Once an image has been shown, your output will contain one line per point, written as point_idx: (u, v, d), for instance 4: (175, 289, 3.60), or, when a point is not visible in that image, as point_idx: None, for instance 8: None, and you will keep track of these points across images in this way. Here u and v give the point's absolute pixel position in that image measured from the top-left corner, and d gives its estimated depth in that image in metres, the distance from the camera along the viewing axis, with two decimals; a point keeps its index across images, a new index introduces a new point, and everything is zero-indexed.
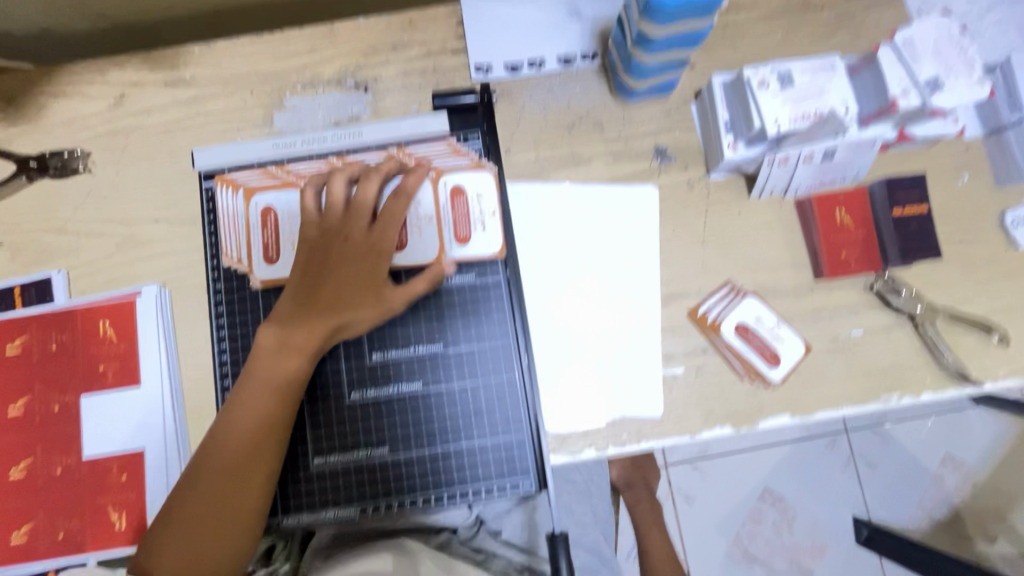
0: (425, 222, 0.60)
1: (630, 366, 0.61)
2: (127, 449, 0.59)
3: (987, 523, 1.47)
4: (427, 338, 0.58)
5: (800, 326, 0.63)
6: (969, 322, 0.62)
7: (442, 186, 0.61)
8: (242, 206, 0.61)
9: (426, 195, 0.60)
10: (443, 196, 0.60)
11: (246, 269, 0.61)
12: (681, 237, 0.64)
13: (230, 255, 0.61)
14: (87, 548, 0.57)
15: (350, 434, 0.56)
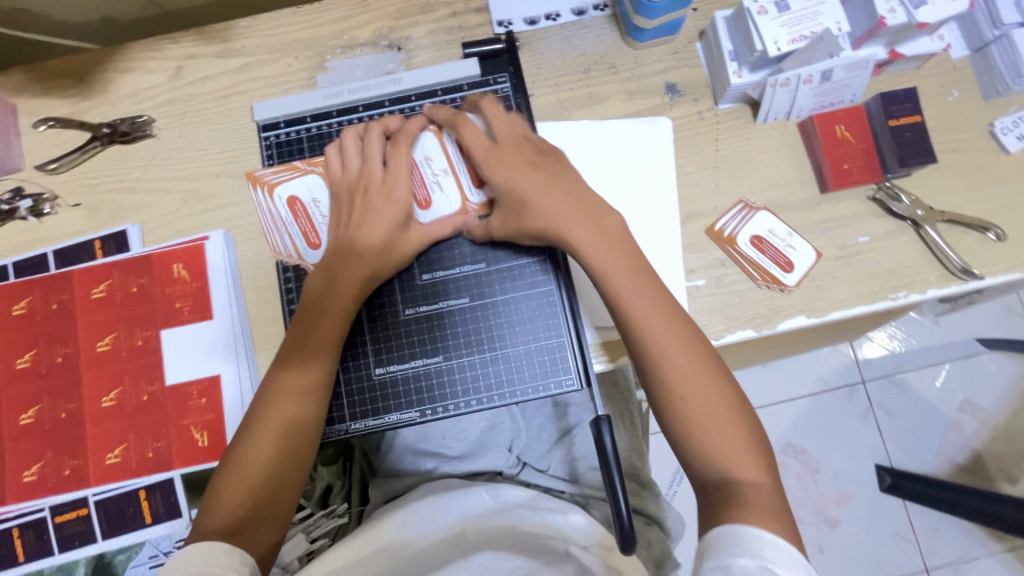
0: (442, 176, 0.64)
1: (655, 279, 0.67)
2: (204, 376, 0.65)
3: (1008, 464, 1.49)
4: (471, 259, 0.63)
5: (810, 236, 0.68)
6: (966, 224, 0.67)
7: (448, 147, 0.65)
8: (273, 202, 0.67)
9: (433, 154, 0.65)
10: (449, 147, 0.65)
11: (296, 259, 0.66)
12: (695, 163, 0.70)
13: (279, 249, 0.66)
14: (175, 465, 0.64)
15: (408, 345, 0.62)
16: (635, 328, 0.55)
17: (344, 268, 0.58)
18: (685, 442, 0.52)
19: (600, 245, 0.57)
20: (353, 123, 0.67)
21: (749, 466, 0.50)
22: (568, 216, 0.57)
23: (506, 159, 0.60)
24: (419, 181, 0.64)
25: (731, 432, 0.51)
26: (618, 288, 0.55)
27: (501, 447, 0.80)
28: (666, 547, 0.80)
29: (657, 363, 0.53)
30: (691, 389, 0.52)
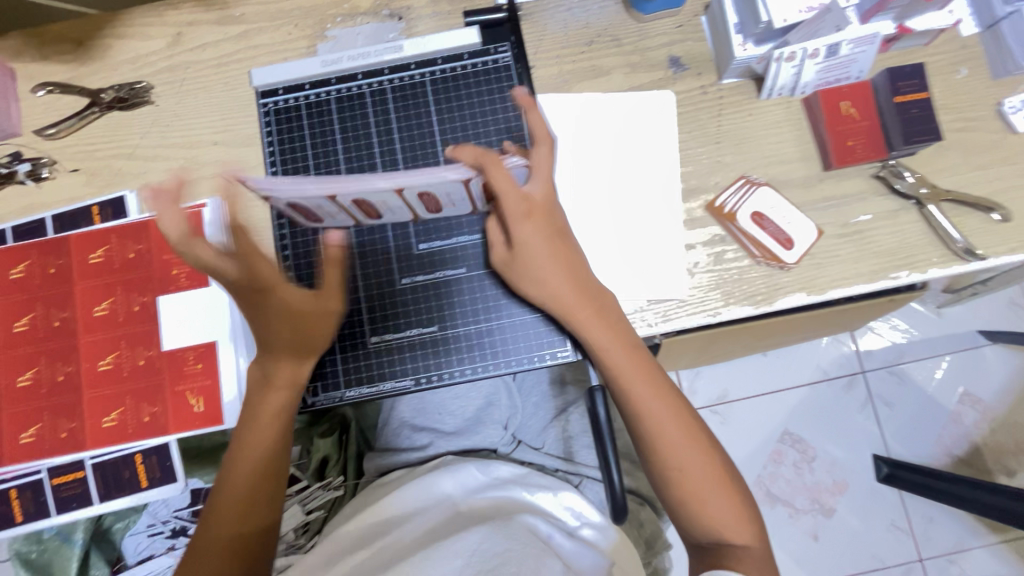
0: (460, 202, 0.57)
1: (653, 255, 0.67)
2: (201, 342, 0.65)
3: (1006, 457, 1.48)
4: (469, 228, 0.63)
5: (812, 213, 0.67)
6: (970, 203, 0.66)
7: (473, 185, 0.53)
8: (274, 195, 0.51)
9: (456, 190, 0.54)
10: (475, 189, 0.55)
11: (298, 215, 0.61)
12: (697, 138, 0.69)
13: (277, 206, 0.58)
14: (170, 430, 0.64)
15: (404, 315, 0.62)
16: (636, 409, 0.56)
17: (303, 328, 0.56)
18: (685, 513, 0.55)
19: (606, 330, 0.56)
20: (351, 91, 0.66)
21: (737, 529, 0.54)
22: (575, 301, 0.57)
23: (536, 216, 0.56)
24: (434, 203, 0.56)
25: (723, 499, 0.54)
26: (621, 369, 0.56)
27: (495, 423, 0.79)
28: (658, 525, 0.79)
29: (659, 452, 0.55)
30: (678, 455, 0.55)
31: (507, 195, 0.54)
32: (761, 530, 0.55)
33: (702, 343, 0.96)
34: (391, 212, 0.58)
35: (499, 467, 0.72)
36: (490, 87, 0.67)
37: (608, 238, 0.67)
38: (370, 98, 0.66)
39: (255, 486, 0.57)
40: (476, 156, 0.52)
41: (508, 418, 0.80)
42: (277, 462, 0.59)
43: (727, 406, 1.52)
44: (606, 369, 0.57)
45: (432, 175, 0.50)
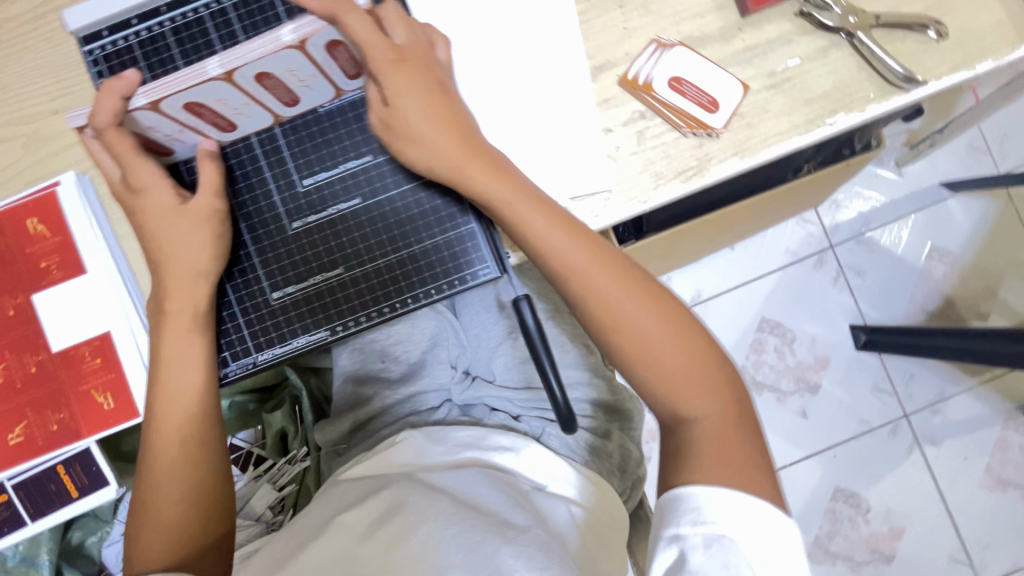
0: (311, 78, 0.49)
1: (571, 147, 0.60)
2: (93, 335, 0.58)
3: (979, 301, 1.48)
4: (355, 153, 0.55)
5: (735, 69, 0.60)
6: (903, 25, 0.60)
7: (314, 49, 0.46)
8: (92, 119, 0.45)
9: (298, 62, 0.46)
10: (320, 53, 0.47)
11: (162, 157, 0.53)
12: (598, 6, 0.61)
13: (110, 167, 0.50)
14: (83, 434, 0.58)
15: (301, 262, 0.55)
16: (576, 277, 0.53)
17: (179, 250, 0.50)
18: (645, 379, 0.54)
19: (519, 197, 0.52)
20: (187, 17, 0.55)
21: (696, 398, 0.53)
22: (470, 164, 0.51)
23: (407, 67, 0.48)
24: (283, 87, 0.49)
25: (681, 354, 0.53)
26: (550, 242, 0.52)
27: (442, 364, 0.72)
28: (627, 449, 0.76)
29: (604, 317, 0.53)
30: (630, 319, 0.53)
31: (365, 47, 0.46)
32: (731, 407, 0.54)
33: (668, 243, 0.93)
34: (242, 116, 0.51)
35: (456, 433, 0.67)
36: None
37: (517, 137, 0.60)
38: (211, 22, 0.55)
39: (193, 444, 0.51)
40: (324, 3, 0.44)
41: (458, 359, 0.73)
42: (205, 413, 0.52)
43: (703, 306, 1.51)
44: (541, 245, 0.53)
45: (264, 43, 0.43)
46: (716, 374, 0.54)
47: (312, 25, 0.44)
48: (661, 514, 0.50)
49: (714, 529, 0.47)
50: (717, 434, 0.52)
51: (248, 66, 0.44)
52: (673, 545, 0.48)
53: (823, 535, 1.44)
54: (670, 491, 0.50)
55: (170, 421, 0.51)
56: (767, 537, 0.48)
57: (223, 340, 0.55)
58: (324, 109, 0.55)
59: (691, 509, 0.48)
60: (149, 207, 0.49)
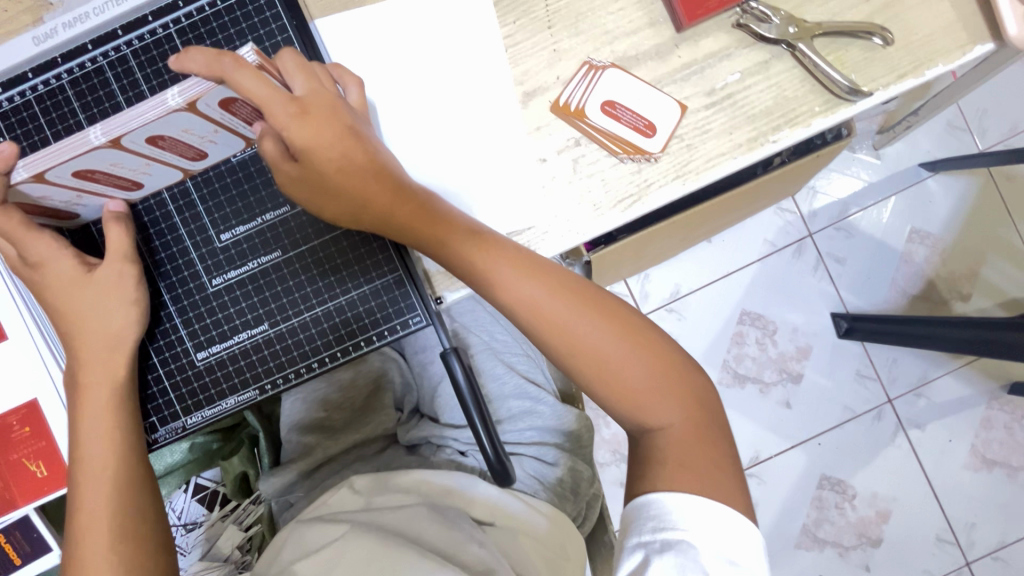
0: (212, 133, 0.47)
1: (506, 178, 0.58)
2: (19, 404, 0.56)
3: (960, 283, 1.45)
4: (272, 204, 0.53)
5: (672, 88, 0.57)
6: (849, 32, 0.57)
7: (207, 108, 0.43)
8: None
9: (191, 121, 0.43)
10: (216, 111, 0.43)
11: (65, 221, 0.50)
12: (525, 28, 0.58)
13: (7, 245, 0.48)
14: (19, 503, 0.57)
15: (225, 320, 0.53)
16: (528, 309, 0.48)
17: (88, 321, 0.48)
18: (610, 398, 0.51)
19: (455, 233, 0.47)
20: (84, 68, 0.52)
21: (660, 409, 0.50)
22: (396, 203, 0.47)
23: (314, 117, 0.43)
24: (183, 145, 0.46)
25: (648, 372, 0.50)
26: (496, 275, 0.47)
27: (387, 409, 0.77)
28: (579, 470, 0.76)
29: (560, 345, 0.49)
30: (592, 346, 0.49)
31: (262, 104, 0.41)
32: (701, 420, 0.51)
33: (636, 250, 0.91)
34: (145, 175, 0.48)
35: (397, 477, 0.67)
36: (251, 26, 0.53)
37: (444, 176, 0.57)
38: (111, 71, 0.52)
39: (118, 516, 0.49)
40: (208, 64, 0.39)
41: (403, 399, 0.80)
42: (129, 482, 0.50)
43: (681, 302, 1.48)
44: (487, 282, 0.48)
45: (147, 108, 0.40)
46: (684, 384, 0.51)
47: (197, 87, 0.40)
48: (628, 517, 0.50)
49: (674, 535, 0.47)
50: (683, 444, 0.50)
51: (134, 133, 0.41)
52: (634, 547, 0.48)
53: (810, 523, 1.41)
54: (637, 496, 0.50)
55: (92, 494, 0.49)
56: (730, 545, 0.47)
57: (150, 405, 0.53)
58: (237, 158, 0.53)
59: (653, 515, 0.48)
60: (53, 280, 0.48)
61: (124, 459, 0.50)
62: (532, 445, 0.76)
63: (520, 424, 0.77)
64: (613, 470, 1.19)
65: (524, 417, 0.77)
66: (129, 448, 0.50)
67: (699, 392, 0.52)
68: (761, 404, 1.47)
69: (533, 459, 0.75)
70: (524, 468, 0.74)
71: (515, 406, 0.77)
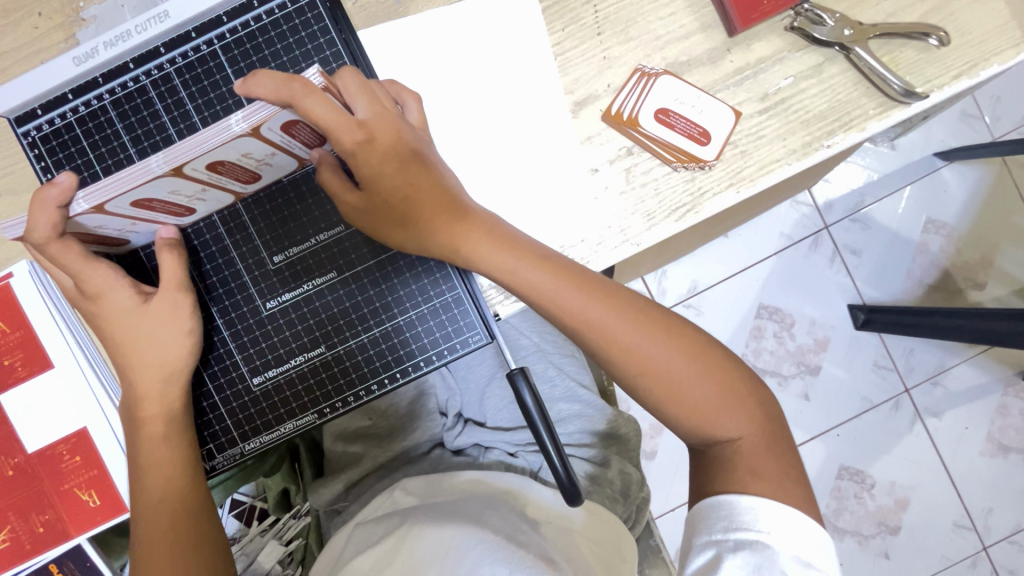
0: (269, 156, 0.46)
1: (559, 190, 0.57)
2: (70, 432, 0.55)
3: (976, 271, 1.41)
4: (326, 224, 0.52)
5: (725, 94, 0.56)
6: (903, 33, 0.56)
7: (268, 132, 0.42)
8: (35, 228, 0.42)
9: (252, 145, 0.43)
10: (277, 134, 0.43)
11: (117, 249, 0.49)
12: (575, 36, 0.56)
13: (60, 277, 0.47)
14: (72, 533, 0.56)
15: (281, 345, 0.52)
16: (592, 329, 0.48)
17: (147, 350, 0.48)
18: (677, 417, 0.49)
19: (517, 255, 0.47)
20: (127, 87, 0.50)
21: (727, 421, 0.49)
22: (456, 226, 0.46)
23: (377, 144, 0.44)
24: (240, 169, 0.45)
25: (715, 390, 0.49)
26: (558, 295, 0.47)
27: (432, 414, 0.76)
28: (628, 473, 0.76)
29: (629, 363, 0.48)
30: (657, 364, 0.48)
31: (327, 129, 0.41)
32: (769, 434, 0.50)
33: (663, 251, 0.88)
34: (199, 200, 0.47)
35: (449, 480, 0.69)
36: (299, 39, 0.51)
37: (496, 191, 0.56)
38: (154, 90, 0.51)
39: (183, 545, 0.48)
40: (276, 88, 0.39)
41: (447, 403, 0.77)
42: (193, 511, 0.49)
43: (699, 298, 1.42)
44: (549, 304, 0.47)
45: (211, 134, 0.39)
46: (751, 398, 0.50)
47: (262, 111, 0.40)
48: (697, 515, 0.50)
49: (749, 534, 0.46)
50: (753, 455, 0.49)
51: (196, 160, 0.40)
52: (705, 545, 0.48)
53: (830, 512, 1.38)
54: (706, 496, 0.50)
55: (156, 524, 0.48)
56: (803, 547, 0.46)
57: (207, 432, 0.52)
58: (288, 178, 0.51)
59: (723, 516, 0.47)
60: (109, 310, 0.47)
61: (187, 487, 0.49)
62: (578, 446, 0.77)
63: (569, 427, 0.77)
64: None
65: (574, 419, 0.78)
66: (191, 476, 0.49)
67: (766, 408, 0.51)
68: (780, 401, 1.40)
69: (580, 459, 0.75)
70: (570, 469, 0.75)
71: (564, 408, 0.78)
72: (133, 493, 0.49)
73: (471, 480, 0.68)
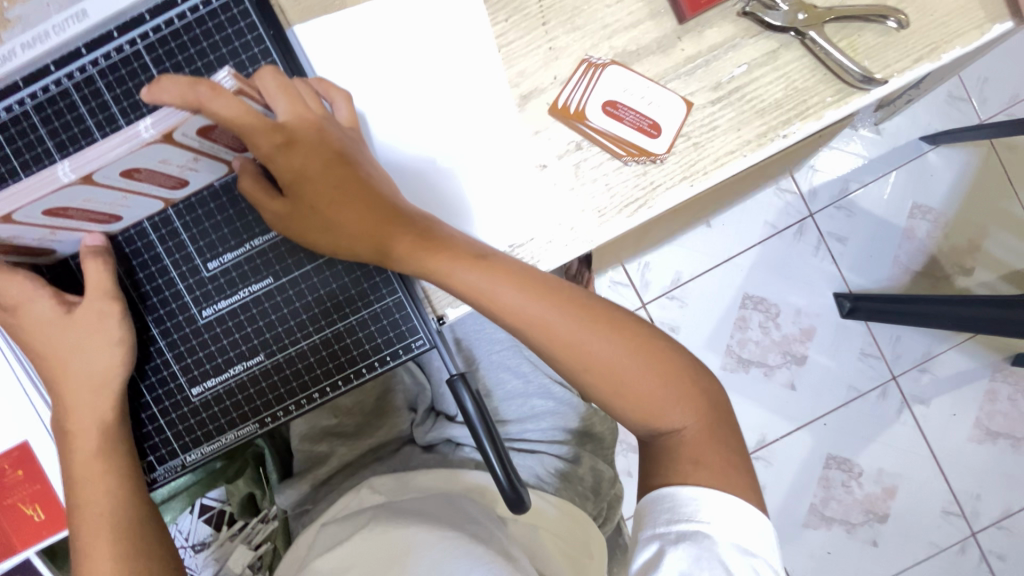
0: (192, 162, 0.44)
1: (507, 187, 0.55)
2: (10, 446, 0.54)
3: (964, 256, 1.38)
4: (261, 228, 0.50)
5: (676, 84, 0.54)
6: (861, 16, 0.53)
7: (184, 138, 0.40)
8: None
9: (169, 152, 0.41)
10: (195, 139, 0.41)
11: (43, 258, 0.48)
12: (519, 26, 0.54)
13: None
14: (19, 548, 0.55)
15: (219, 353, 0.51)
16: (532, 328, 0.47)
17: (73, 363, 0.47)
18: (623, 411, 0.49)
19: (450, 254, 0.46)
20: (49, 91, 0.48)
21: (672, 412, 0.48)
22: (389, 226, 0.46)
23: (299, 145, 0.43)
24: (161, 175, 0.44)
25: (659, 384, 0.48)
26: (494, 295, 0.46)
27: (399, 410, 0.76)
28: (600, 469, 0.76)
29: (573, 360, 0.47)
30: (599, 360, 0.47)
31: (242, 130, 0.40)
32: (716, 423, 0.50)
33: (634, 244, 0.86)
34: (123, 208, 0.46)
35: (418, 477, 0.67)
36: (225, 37, 0.50)
37: (438, 193, 0.54)
38: (77, 93, 0.49)
39: (118, 561, 0.47)
40: (183, 92, 0.37)
41: (416, 400, 0.78)
42: (128, 527, 0.48)
43: (684, 289, 1.39)
44: (487, 305, 0.46)
45: (119, 142, 0.38)
46: (697, 389, 0.50)
47: (171, 117, 0.38)
48: (643, 509, 0.49)
49: (690, 526, 0.45)
50: (699, 446, 0.48)
51: (107, 168, 0.39)
52: (649, 538, 0.47)
53: (818, 502, 1.36)
54: (652, 488, 0.49)
55: (90, 540, 0.47)
56: (745, 536, 0.46)
57: (147, 444, 0.51)
58: (220, 181, 0.50)
59: (667, 508, 0.47)
60: (31, 323, 0.46)
61: (122, 503, 0.48)
62: (550, 443, 0.75)
63: (542, 423, 0.76)
64: (619, 461, 1.15)
65: (548, 415, 0.76)
66: (126, 492, 0.48)
67: (713, 399, 0.50)
68: (767, 392, 1.38)
69: (552, 456, 0.74)
70: (544, 465, 0.73)
71: (538, 404, 0.76)
72: (70, 508, 0.48)
73: (436, 481, 0.67)
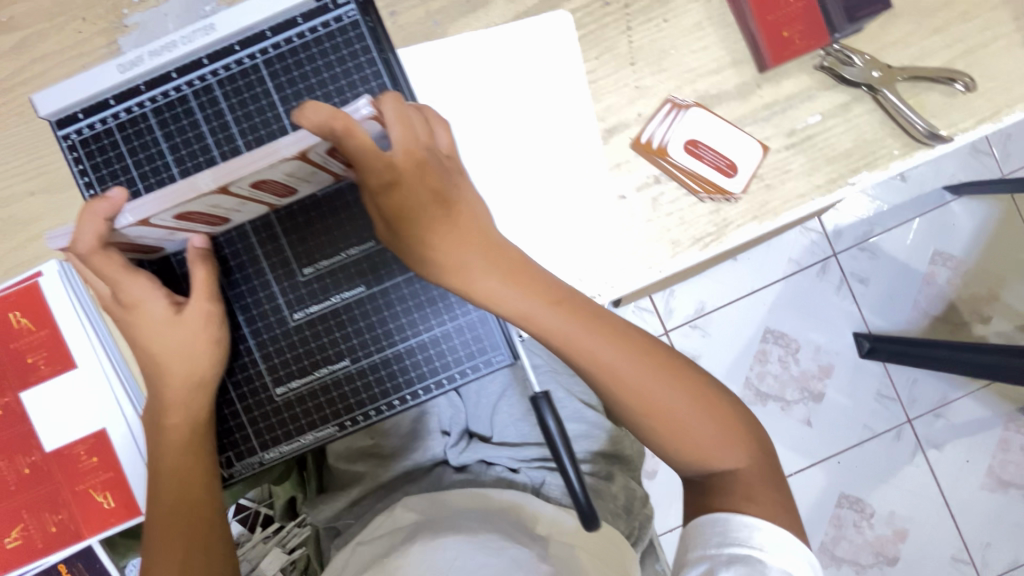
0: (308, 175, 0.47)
1: (586, 214, 0.57)
2: (89, 433, 0.55)
3: (981, 305, 1.41)
4: (358, 239, 0.53)
5: (753, 128, 0.57)
6: (929, 77, 0.57)
7: (314, 155, 0.43)
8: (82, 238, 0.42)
9: (296, 166, 0.43)
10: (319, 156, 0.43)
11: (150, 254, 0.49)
12: (608, 64, 0.57)
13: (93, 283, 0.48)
14: (85, 534, 0.56)
15: (305, 357, 0.53)
16: (600, 368, 0.49)
17: (172, 358, 0.48)
18: (679, 452, 0.51)
19: (528, 294, 0.48)
20: (169, 96, 0.51)
21: (725, 456, 0.50)
22: (477, 260, 0.48)
23: (402, 185, 0.45)
24: (279, 185, 0.46)
25: (712, 427, 0.50)
26: (569, 334, 0.48)
27: (433, 434, 0.75)
28: (632, 488, 0.77)
29: (636, 401, 0.49)
30: (659, 401, 0.50)
31: (366, 159, 0.42)
32: (766, 466, 0.52)
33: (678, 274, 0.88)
34: (236, 211, 0.48)
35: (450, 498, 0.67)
36: (340, 57, 0.52)
37: (519, 219, 0.57)
38: (196, 100, 0.51)
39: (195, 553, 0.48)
40: (321, 124, 0.39)
41: (450, 424, 0.77)
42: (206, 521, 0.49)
43: (707, 319, 1.41)
44: (557, 343, 0.48)
45: (258, 155, 0.40)
46: (746, 432, 0.52)
47: (309, 138, 0.41)
48: (691, 532, 0.50)
49: (743, 549, 0.47)
50: (754, 486, 0.50)
51: (242, 179, 0.41)
52: (699, 559, 0.48)
53: (829, 540, 1.36)
54: (703, 513, 0.50)
55: (169, 532, 0.48)
56: (793, 559, 0.47)
57: (227, 439, 0.52)
58: (322, 192, 0.52)
59: (718, 531, 0.48)
60: (138, 316, 0.48)
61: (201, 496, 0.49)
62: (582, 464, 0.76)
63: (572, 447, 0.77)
64: None
65: (579, 439, 0.77)
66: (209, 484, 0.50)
67: (761, 441, 0.53)
68: (784, 427, 1.39)
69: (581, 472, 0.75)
70: None
71: (570, 428, 0.77)
72: (150, 499, 0.49)
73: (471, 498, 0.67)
